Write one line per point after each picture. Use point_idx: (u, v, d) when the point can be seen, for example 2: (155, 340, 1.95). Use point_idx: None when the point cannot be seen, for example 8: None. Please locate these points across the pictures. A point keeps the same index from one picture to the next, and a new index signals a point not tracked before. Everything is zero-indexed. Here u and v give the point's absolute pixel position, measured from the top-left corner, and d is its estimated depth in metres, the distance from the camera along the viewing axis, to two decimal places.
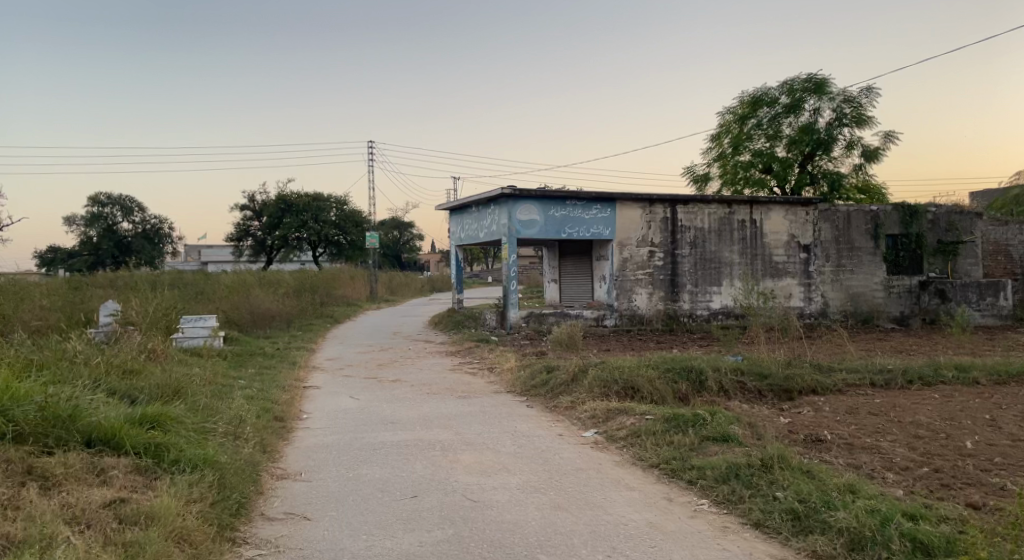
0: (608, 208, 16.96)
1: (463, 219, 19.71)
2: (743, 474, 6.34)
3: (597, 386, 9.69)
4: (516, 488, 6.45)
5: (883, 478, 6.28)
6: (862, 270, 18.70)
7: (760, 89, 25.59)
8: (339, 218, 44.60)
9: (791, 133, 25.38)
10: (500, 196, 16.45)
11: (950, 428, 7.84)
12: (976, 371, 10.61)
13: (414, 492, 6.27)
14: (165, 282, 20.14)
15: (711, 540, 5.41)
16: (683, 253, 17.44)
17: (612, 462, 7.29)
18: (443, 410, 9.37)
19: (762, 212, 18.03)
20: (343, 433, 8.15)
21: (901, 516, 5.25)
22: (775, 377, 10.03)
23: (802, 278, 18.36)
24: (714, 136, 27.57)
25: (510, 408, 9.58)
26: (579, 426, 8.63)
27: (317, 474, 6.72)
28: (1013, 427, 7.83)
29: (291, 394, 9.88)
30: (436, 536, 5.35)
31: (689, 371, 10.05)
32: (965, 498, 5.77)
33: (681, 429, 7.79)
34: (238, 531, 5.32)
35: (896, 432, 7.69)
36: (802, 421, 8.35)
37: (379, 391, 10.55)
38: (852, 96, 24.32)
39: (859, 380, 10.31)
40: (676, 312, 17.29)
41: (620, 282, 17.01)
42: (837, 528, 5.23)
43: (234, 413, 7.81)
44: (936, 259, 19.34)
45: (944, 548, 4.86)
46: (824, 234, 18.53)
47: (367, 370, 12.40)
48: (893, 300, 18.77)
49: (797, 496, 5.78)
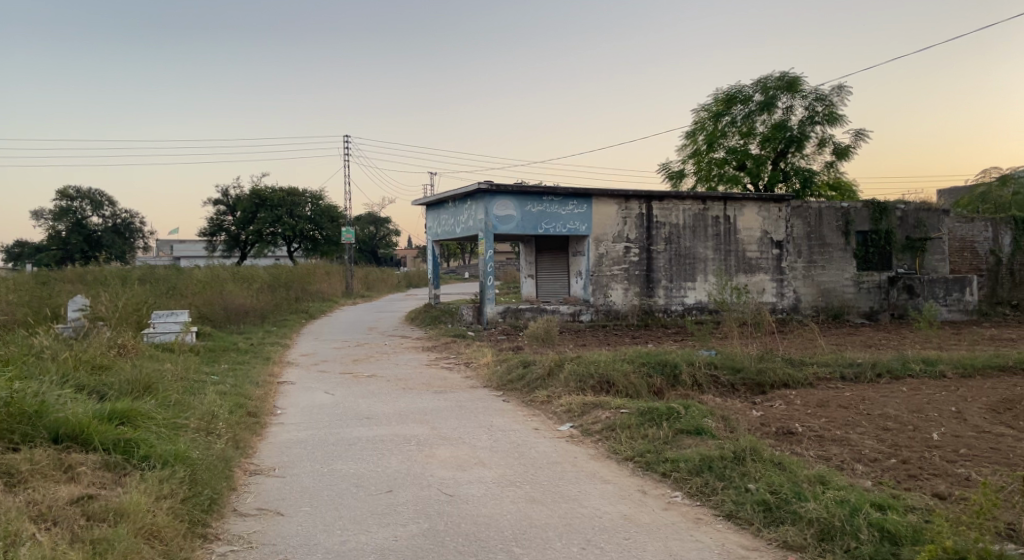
0: (584, 204, 17.02)
1: (440, 214, 19.68)
2: (715, 467, 6.42)
3: (573, 381, 9.75)
4: (491, 481, 6.46)
5: (852, 469, 6.39)
6: (833, 266, 18.95)
7: (734, 86, 25.77)
8: (313, 213, 44.21)
9: (764, 130, 25.63)
10: (477, 191, 16.42)
11: (917, 420, 7.99)
12: (943, 364, 10.84)
13: (388, 486, 6.25)
14: (135, 276, 19.85)
15: (684, 531, 5.47)
16: (658, 248, 17.56)
17: (587, 455, 7.33)
18: (419, 405, 9.34)
19: (735, 208, 18.21)
20: (317, 428, 8.10)
21: (869, 506, 5.35)
22: (748, 370, 10.16)
23: (774, 273, 18.58)
24: (688, 133, 27.65)
25: (486, 402, 9.59)
26: (554, 421, 8.67)
27: (291, 470, 6.68)
28: (978, 419, 8.01)
29: (265, 390, 9.80)
30: (411, 531, 5.35)
31: (664, 365, 10.16)
32: (931, 487, 5.90)
33: (655, 421, 7.86)
34: (211, 527, 5.28)
35: (865, 425, 7.82)
36: (774, 414, 8.46)
37: (354, 387, 10.49)
38: (823, 94, 24.66)
39: (830, 374, 10.49)
40: (651, 308, 17.41)
41: (596, 277, 17.10)
42: (807, 519, 5.33)
43: (207, 408, 7.74)
44: (904, 255, 19.70)
45: (910, 537, 4.94)
46: (796, 231, 18.76)
47: (342, 365, 12.34)
48: (863, 295, 19.03)
49: (768, 488, 5.88)
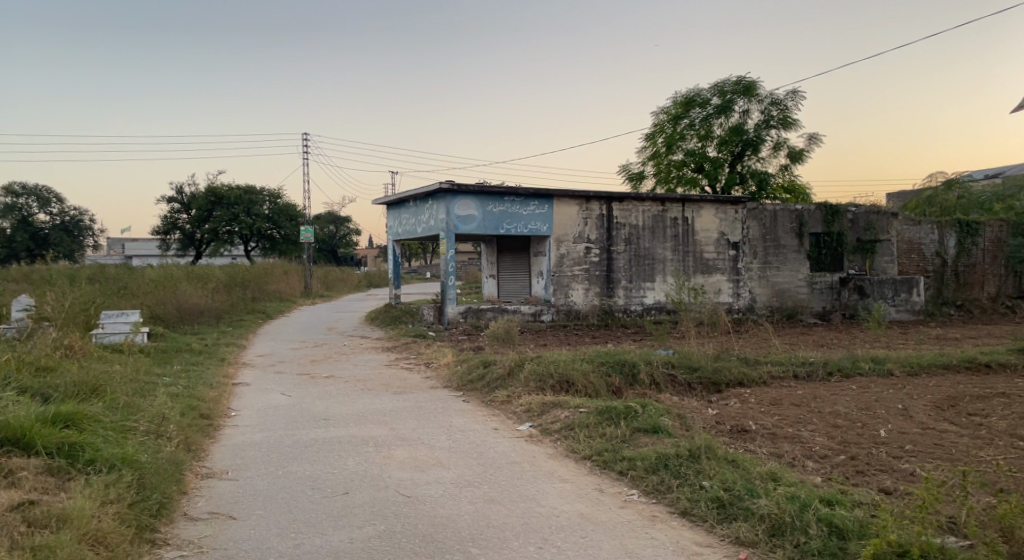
0: (545, 204, 17.10)
1: (401, 213, 19.59)
2: (671, 465, 6.51)
3: (533, 381, 9.79)
4: (449, 482, 6.45)
5: (802, 466, 6.54)
6: (788, 267, 19.35)
7: (693, 90, 26.12)
8: (271, 211, 43.52)
9: (721, 133, 26.06)
10: (438, 190, 16.37)
11: (866, 417, 8.21)
12: (890, 363, 11.14)
13: (345, 488, 6.19)
14: (84, 275, 19.30)
15: (639, 529, 5.53)
16: (618, 249, 17.72)
17: (545, 455, 7.36)
18: (377, 406, 9.27)
19: (693, 210, 18.48)
20: (273, 430, 8.00)
21: (818, 502, 5.48)
22: (704, 370, 10.32)
23: (731, 274, 18.91)
24: (648, 136, 27.96)
25: (445, 403, 9.56)
26: (514, 421, 8.68)
27: (244, 472, 6.57)
28: (923, 416, 8.25)
29: (219, 392, 9.62)
30: (367, 533, 5.31)
31: (623, 365, 10.24)
32: (878, 483, 6.06)
33: (613, 421, 7.93)
34: (159, 532, 5.17)
35: (817, 423, 8.00)
36: (728, 413, 8.57)
37: (311, 388, 10.36)
38: (778, 98, 25.21)
39: (783, 372, 10.71)
40: (611, 308, 17.57)
41: (556, 277, 17.19)
42: (759, 515, 5.44)
43: (157, 410, 7.57)
44: (855, 256, 20.20)
45: (856, 531, 5.06)
46: (752, 232, 19.12)
47: (299, 366, 12.19)
48: (816, 295, 19.46)
49: (722, 485, 5.98)
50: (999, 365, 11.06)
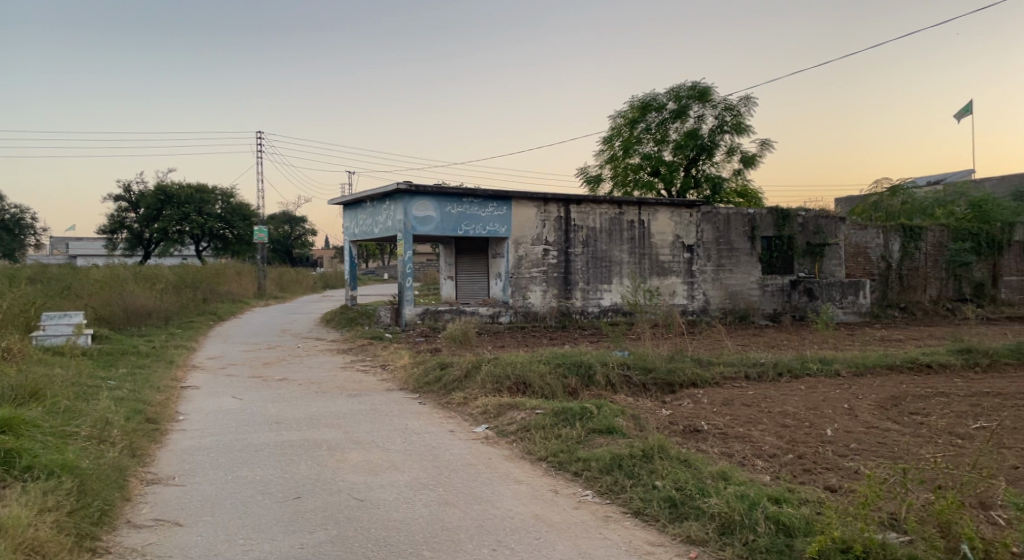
0: (503, 206, 17.12)
1: (358, 214, 19.40)
2: (625, 465, 6.58)
3: (490, 382, 9.80)
4: (403, 485, 6.40)
5: (752, 465, 6.68)
6: (740, 270, 19.72)
7: (649, 94, 26.50)
8: (224, 211, 42.67)
9: (676, 137, 26.46)
10: (395, 191, 16.25)
11: (813, 417, 8.41)
12: (837, 363, 11.44)
13: (296, 493, 6.10)
14: (25, 276, 18.62)
15: (593, 529, 5.57)
16: (575, 251, 17.83)
17: (501, 456, 7.37)
18: (331, 409, 9.16)
19: (649, 212, 18.70)
20: (222, 434, 7.84)
21: (766, 500, 5.59)
22: (658, 371, 10.45)
23: (685, 276, 19.21)
24: (605, 139, 28.26)
25: (401, 405, 9.48)
26: (470, 422, 8.67)
27: (192, 477, 6.43)
28: (867, 415, 8.49)
29: (166, 395, 9.38)
30: (318, 538, 5.24)
31: (579, 366, 10.30)
32: (824, 481, 6.22)
33: (569, 421, 7.98)
34: (101, 540, 5.03)
35: (766, 422, 8.17)
36: (682, 413, 8.70)
37: (263, 391, 10.18)
38: (732, 104, 25.73)
39: (735, 373, 10.91)
40: (569, 309, 17.67)
41: (514, 278, 17.24)
42: (710, 514, 5.52)
43: (100, 414, 7.35)
44: (805, 259, 20.67)
45: (802, 528, 5.18)
46: (706, 235, 19.44)
47: (251, 368, 11.97)
48: (767, 297, 19.86)
49: (674, 484, 6.07)
50: (940, 365, 11.45)
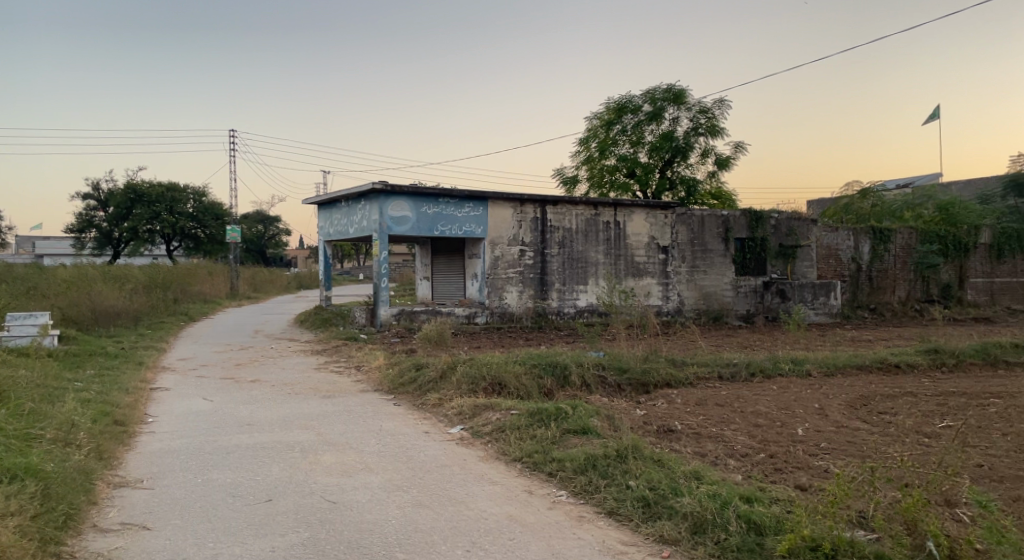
0: (479, 206, 17.11)
1: (333, 213, 19.26)
2: (599, 465, 6.61)
3: (465, 383, 9.77)
4: (376, 487, 6.36)
5: (725, 465, 6.74)
6: (714, 271, 19.90)
7: (625, 96, 26.65)
8: (196, 210, 42.13)
9: (652, 139, 26.62)
10: (371, 190, 16.15)
11: (785, 417, 8.50)
12: (809, 364, 11.58)
13: (268, 495, 6.04)
14: None
15: (566, 529, 5.59)
16: (552, 252, 17.86)
17: (476, 457, 7.35)
18: (304, 411, 9.09)
19: (625, 214, 18.80)
20: (192, 436, 7.73)
21: (738, 499, 5.64)
22: (633, 371, 10.51)
23: (660, 277, 19.34)
24: (581, 141, 28.36)
25: (376, 406, 9.42)
26: (445, 423, 8.65)
27: (161, 480, 6.34)
28: (838, 414, 8.61)
29: (134, 397, 9.23)
30: (290, 540, 5.19)
31: (555, 367, 10.32)
32: (794, 480, 6.29)
33: (544, 422, 7.99)
34: (65, 545, 4.94)
35: (738, 422, 8.26)
36: (656, 413, 8.75)
37: (235, 392, 10.06)
38: (706, 107, 25.97)
39: (709, 373, 11.01)
40: (545, 310, 17.70)
41: (490, 279, 17.24)
42: (682, 513, 5.56)
43: (66, 417, 7.21)
44: (778, 261, 20.91)
45: (773, 527, 5.23)
46: (681, 237, 19.59)
47: (223, 370, 11.82)
48: (740, 298, 20.06)
49: (648, 484, 6.10)
50: (907, 365, 11.65)
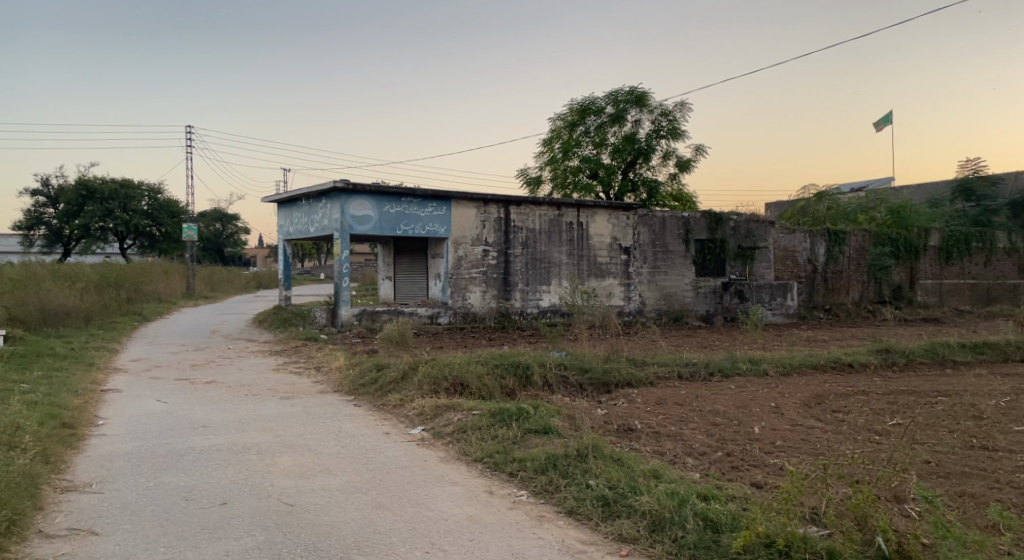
0: (443, 206, 17.04)
1: (293, 212, 19.00)
2: (560, 465, 6.63)
3: (427, 383, 9.73)
4: (335, 489, 6.28)
5: (683, 463, 6.81)
6: (675, 272, 20.14)
7: (588, 98, 26.84)
8: (150, 207, 41.19)
9: (614, 141, 26.83)
10: (332, 189, 15.97)
11: (741, 415, 8.65)
12: (765, 363, 11.78)
13: (222, 499, 5.92)
14: None
15: (526, 529, 5.59)
16: (515, 252, 17.88)
17: (437, 457, 7.32)
18: (262, 412, 8.94)
19: (588, 215, 18.90)
20: (145, 439, 7.55)
21: (695, 497, 5.71)
22: (594, 370, 10.57)
23: (622, 278, 19.50)
24: (545, 142, 28.46)
25: (335, 408, 9.32)
26: (405, 424, 8.59)
27: (111, 484, 6.18)
28: (793, 413, 8.78)
29: (84, 399, 8.98)
30: (245, 544, 5.10)
31: (516, 366, 10.32)
32: (751, 477, 6.39)
33: (505, 422, 7.99)
34: (8, 552, 4.78)
35: (697, 421, 8.37)
36: (616, 413, 8.82)
37: (190, 394, 9.86)
38: (668, 110, 26.29)
39: (668, 373, 11.13)
40: (508, 310, 17.71)
41: (453, 279, 17.18)
42: (641, 512, 5.60)
43: (11, 419, 6.98)
44: (737, 263, 21.23)
45: (729, 524, 5.30)
46: (642, 238, 19.78)
47: (178, 371, 11.58)
48: (700, 299, 20.31)
49: (607, 483, 6.14)
50: (860, 364, 11.93)
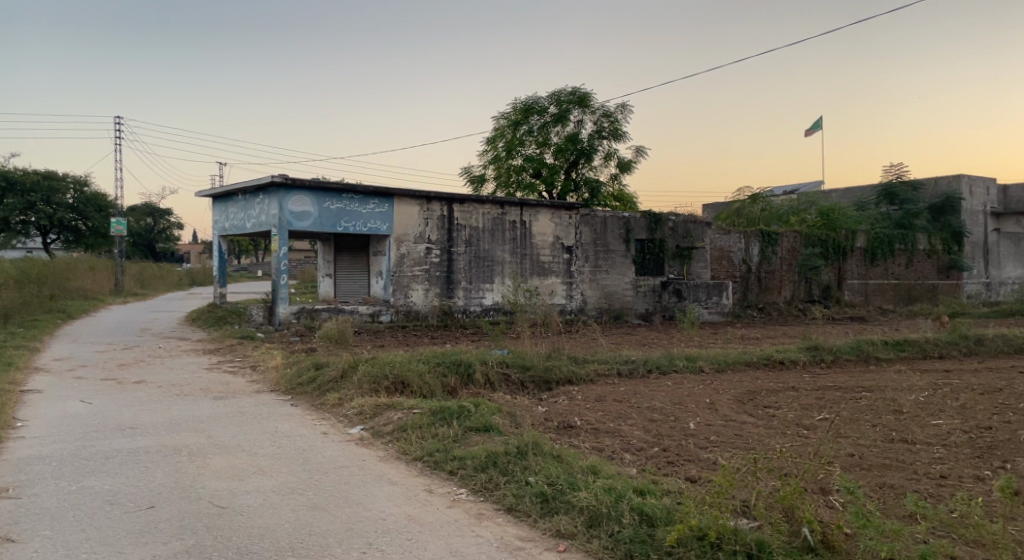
0: (385, 203, 16.87)
1: (228, 207, 18.52)
2: (499, 463, 6.65)
3: (367, 382, 9.60)
4: (269, 490, 6.15)
5: (621, 459, 6.91)
6: (615, 271, 20.42)
7: (532, 97, 26.98)
8: (76, 201, 39.44)
9: (557, 141, 27.00)
10: (270, 184, 15.62)
11: (678, 411, 8.82)
12: (701, 360, 12.06)
13: (150, 502, 5.73)
14: None
15: (466, 528, 5.58)
16: (458, 250, 17.83)
17: (376, 457, 7.25)
18: (195, 412, 8.69)
19: (530, 214, 18.98)
20: (68, 441, 7.24)
21: (632, 492, 5.79)
22: (536, 369, 10.64)
23: (564, 276, 19.67)
24: (488, 140, 28.47)
25: (270, 408, 9.12)
26: (344, 423, 8.47)
27: (30, 489, 5.90)
28: (727, 409, 9.00)
29: (2, 401, 8.55)
30: (174, 549, 4.95)
31: (458, 365, 10.28)
32: (685, 472, 6.52)
33: (446, 421, 7.95)
34: None
35: (635, 417, 8.49)
36: (557, 410, 8.89)
37: (118, 394, 9.50)
38: (609, 111, 26.64)
39: (608, 370, 11.29)
40: (450, 308, 17.65)
41: (396, 277, 17.02)
42: (579, 508, 5.66)
43: None
44: (675, 262, 21.63)
45: (663, 517, 5.39)
46: (584, 237, 19.98)
47: (105, 371, 11.14)
48: (639, 298, 20.65)
49: (546, 480, 6.19)
50: (790, 361, 12.31)
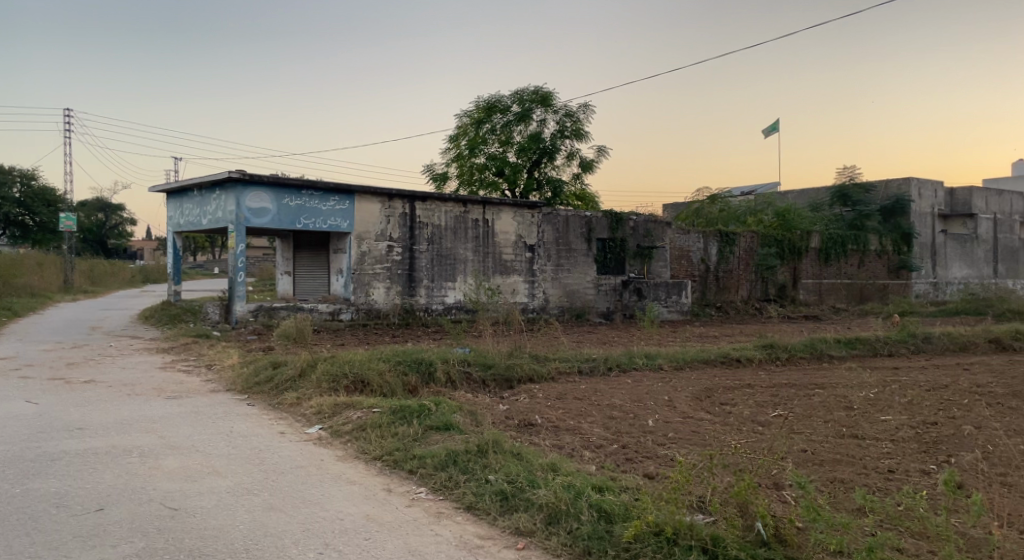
0: (345, 200, 16.69)
1: (184, 203, 18.12)
2: (459, 461, 6.64)
3: (326, 381, 9.49)
4: (223, 492, 6.03)
5: (580, 456, 6.96)
6: (577, 270, 20.53)
7: (494, 96, 26.98)
8: (23, 195, 38.28)
9: (520, 140, 27.04)
10: (227, 179, 15.34)
11: (637, 408, 8.91)
12: (660, 358, 12.19)
13: (98, 505, 5.57)
14: None
15: (424, 527, 5.55)
16: (420, 248, 17.73)
17: (334, 456, 7.17)
18: (147, 413, 8.48)
19: (493, 213, 18.96)
20: (12, 443, 7.00)
21: (590, 489, 5.83)
22: (497, 367, 10.65)
23: (526, 275, 19.70)
24: (451, 138, 28.37)
25: (226, 407, 8.95)
26: (303, 423, 8.37)
27: None
28: (684, 406, 9.12)
29: None
30: (123, 552, 4.82)
31: (419, 364, 10.22)
32: (643, 469, 6.59)
33: (406, 420, 7.90)
34: None
35: (595, 415, 8.55)
36: (517, 408, 8.91)
37: (65, 394, 9.22)
38: (572, 110, 26.78)
39: (570, 367, 11.35)
40: (412, 306, 17.54)
41: (357, 275, 16.86)
42: (537, 505, 5.67)
43: None
44: (636, 261, 21.81)
45: (620, 514, 5.43)
46: (546, 236, 20.05)
47: (52, 370, 10.80)
48: (601, 297, 20.80)
49: (506, 478, 6.19)
50: (747, 359, 12.52)
